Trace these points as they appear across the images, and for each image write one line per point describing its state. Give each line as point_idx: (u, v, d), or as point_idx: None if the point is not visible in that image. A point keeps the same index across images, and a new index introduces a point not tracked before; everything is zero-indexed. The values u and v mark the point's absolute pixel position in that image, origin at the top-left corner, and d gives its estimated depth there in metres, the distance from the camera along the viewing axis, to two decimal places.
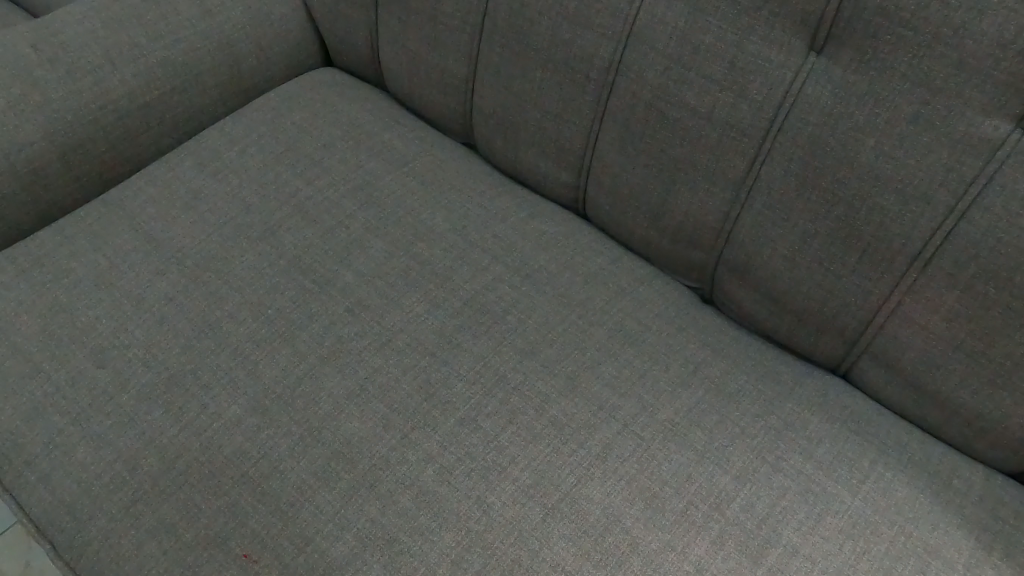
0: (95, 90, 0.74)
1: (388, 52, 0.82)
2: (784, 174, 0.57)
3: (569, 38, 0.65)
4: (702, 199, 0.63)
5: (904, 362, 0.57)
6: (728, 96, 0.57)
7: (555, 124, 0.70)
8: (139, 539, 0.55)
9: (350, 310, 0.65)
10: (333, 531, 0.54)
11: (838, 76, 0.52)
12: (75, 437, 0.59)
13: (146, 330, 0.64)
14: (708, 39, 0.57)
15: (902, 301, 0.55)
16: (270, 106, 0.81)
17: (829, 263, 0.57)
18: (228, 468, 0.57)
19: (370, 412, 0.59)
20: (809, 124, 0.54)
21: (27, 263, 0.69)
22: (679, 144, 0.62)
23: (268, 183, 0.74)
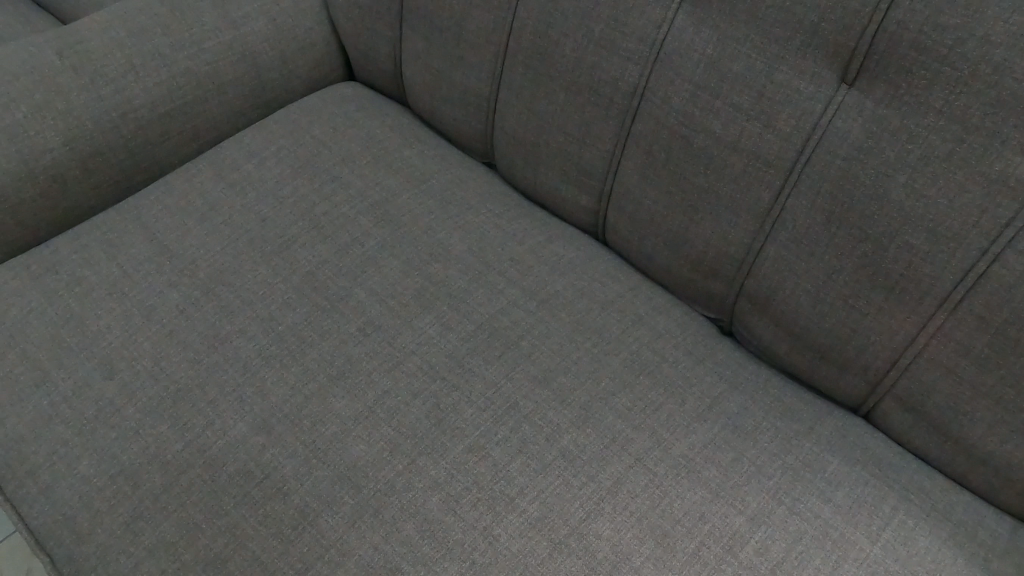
0: (117, 98, 0.74)
1: (411, 68, 0.81)
2: (810, 207, 0.55)
3: (594, 61, 0.64)
4: (725, 229, 0.62)
5: (929, 406, 0.55)
6: (755, 126, 0.56)
7: (577, 147, 0.69)
8: (138, 557, 0.54)
9: (362, 330, 0.64)
10: (335, 558, 0.53)
11: (869, 110, 0.51)
12: (79, 449, 0.58)
13: (156, 342, 0.64)
14: (736, 68, 0.56)
15: (928, 343, 0.53)
16: (290, 119, 0.81)
17: (854, 300, 0.56)
18: (231, 487, 0.56)
19: (378, 435, 0.58)
20: (838, 158, 0.53)
21: (41, 270, 0.68)
22: (702, 172, 0.61)
23: (285, 196, 0.73)
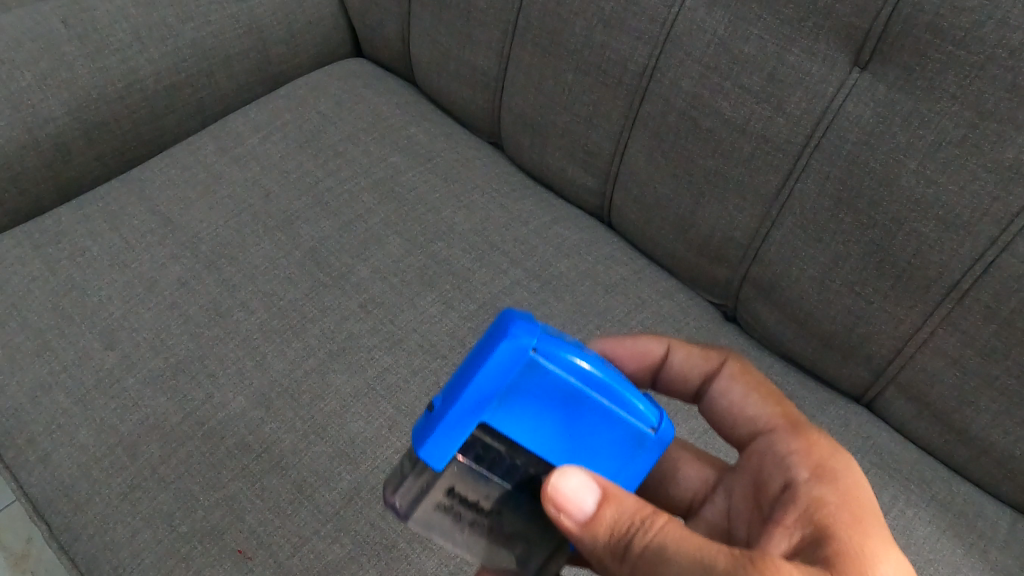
0: (122, 68, 0.73)
1: (419, 44, 0.80)
2: (818, 192, 0.55)
3: (604, 40, 0.63)
4: (731, 213, 0.61)
5: (932, 396, 0.55)
6: (765, 109, 0.55)
7: (584, 128, 0.69)
8: (134, 527, 0.54)
9: (363, 307, 0.64)
10: (331, 533, 0.53)
11: (881, 94, 0.50)
12: (78, 418, 0.58)
13: (156, 314, 0.63)
14: (747, 49, 0.55)
15: (934, 332, 0.53)
16: (296, 94, 0.80)
17: (860, 288, 0.55)
18: (228, 460, 0.56)
19: (377, 412, 0.58)
20: (848, 142, 0.52)
21: (43, 239, 0.68)
22: (711, 155, 0.60)
23: (288, 171, 0.73)
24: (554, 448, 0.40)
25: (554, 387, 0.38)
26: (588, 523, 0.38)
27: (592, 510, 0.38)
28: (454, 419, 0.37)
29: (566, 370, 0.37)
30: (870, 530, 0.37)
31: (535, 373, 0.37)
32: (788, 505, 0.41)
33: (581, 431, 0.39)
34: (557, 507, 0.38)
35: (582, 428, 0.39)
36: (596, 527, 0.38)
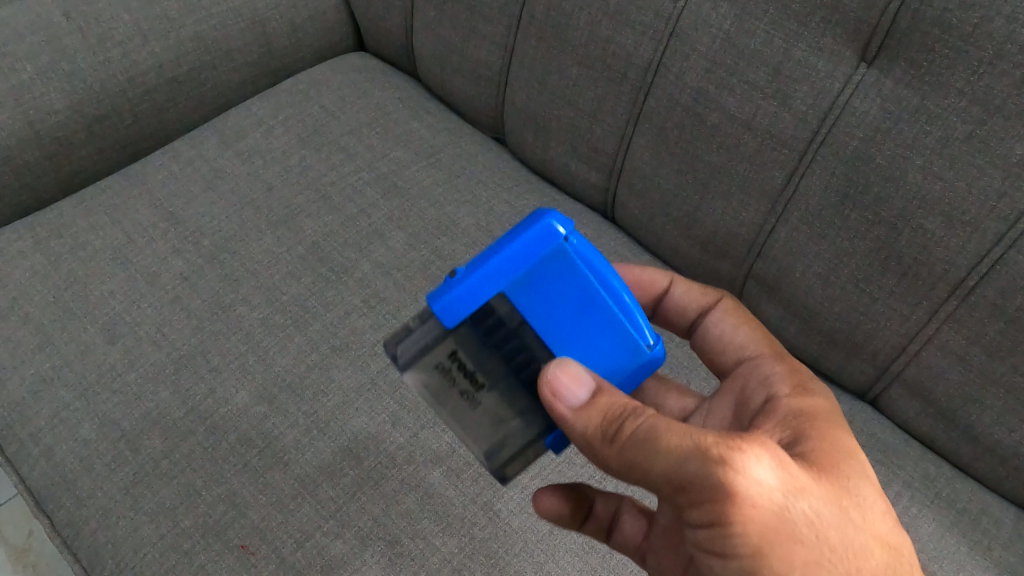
0: (124, 61, 0.72)
1: (422, 38, 0.80)
2: (824, 189, 0.55)
3: (609, 35, 0.63)
4: (736, 210, 0.61)
5: (937, 394, 0.55)
6: (770, 105, 0.55)
7: (588, 123, 0.68)
8: (136, 522, 0.54)
9: (366, 302, 0.64)
10: (334, 528, 0.53)
11: (888, 90, 0.50)
12: (80, 412, 0.58)
13: (158, 308, 0.63)
14: (753, 44, 0.55)
15: (939, 329, 0.53)
16: (299, 88, 0.80)
17: (865, 284, 0.55)
18: (231, 455, 0.56)
19: (380, 408, 0.58)
20: (855, 138, 0.52)
21: (45, 233, 0.68)
22: (716, 151, 0.60)
23: (291, 165, 0.73)
24: (559, 338, 0.41)
25: (573, 276, 0.40)
26: (582, 410, 0.38)
27: (585, 399, 0.38)
28: (476, 286, 0.39)
29: (585, 262, 0.40)
30: (840, 442, 0.41)
31: (560, 256, 0.40)
32: (768, 418, 0.44)
33: (588, 325, 0.41)
34: (555, 387, 0.38)
35: (588, 325, 0.41)
36: (587, 415, 0.38)
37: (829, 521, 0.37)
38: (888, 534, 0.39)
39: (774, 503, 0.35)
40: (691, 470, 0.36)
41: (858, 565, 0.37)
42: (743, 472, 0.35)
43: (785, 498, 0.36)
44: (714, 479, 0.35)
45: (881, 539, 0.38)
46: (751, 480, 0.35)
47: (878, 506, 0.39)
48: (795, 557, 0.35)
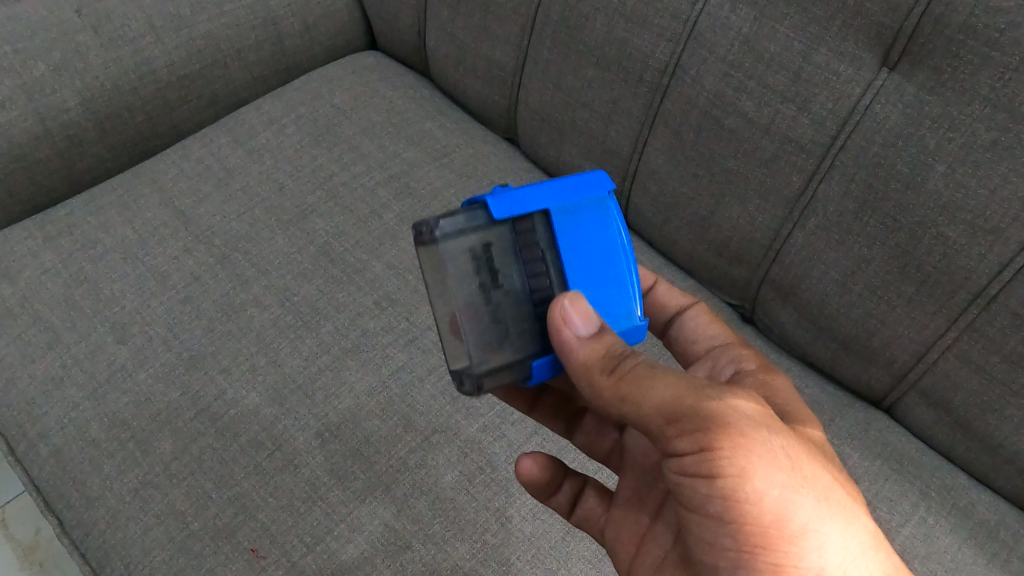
0: (136, 59, 0.72)
1: (435, 38, 0.79)
2: (842, 195, 0.54)
3: (625, 36, 0.62)
4: (752, 214, 0.60)
5: (956, 403, 0.54)
6: (790, 109, 0.54)
7: (603, 125, 0.68)
8: (145, 523, 0.54)
9: (378, 304, 0.63)
10: (345, 532, 0.53)
11: (910, 95, 0.49)
12: (90, 412, 0.58)
13: (169, 308, 0.63)
14: (773, 47, 0.54)
15: (959, 338, 0.52)
16: (311, 87, 0.79)
17: (883, 292, 0.55)
18: (241, 457, 0.56)
19: (392, 411, 0.58)
20: (875, 144, 0.51)
21: (55, 230, 0.67)
22: (733, 155, 0.59)
23: (303, 165, 0.72)
24: (577, 277, 0.42)
25: (605, 228, 0.43)
26: (587, 341, 0.39)
27: (588, 332, 0.39)
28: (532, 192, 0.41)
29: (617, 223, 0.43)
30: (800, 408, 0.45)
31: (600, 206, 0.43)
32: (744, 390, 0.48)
33: (605, 276, 0.43)
34: (573, 310, 0.39)
35: (606, 276, 0.43)
36: (591, 346, 0.39)
37: (805, 457, 0.38)
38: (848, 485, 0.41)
39: (759, 436, 0.37)
40: (682, 401, 0.37)
41: (832, 498, 0.38)
42: (731, 407, 0.37)
43: (768, 431, 0.37)
44: (706, 408, 0.37)
45: (846, 486, 0.40)
46: (739, 413, 0.37)
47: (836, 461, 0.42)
48: (778, 480, 0.36)
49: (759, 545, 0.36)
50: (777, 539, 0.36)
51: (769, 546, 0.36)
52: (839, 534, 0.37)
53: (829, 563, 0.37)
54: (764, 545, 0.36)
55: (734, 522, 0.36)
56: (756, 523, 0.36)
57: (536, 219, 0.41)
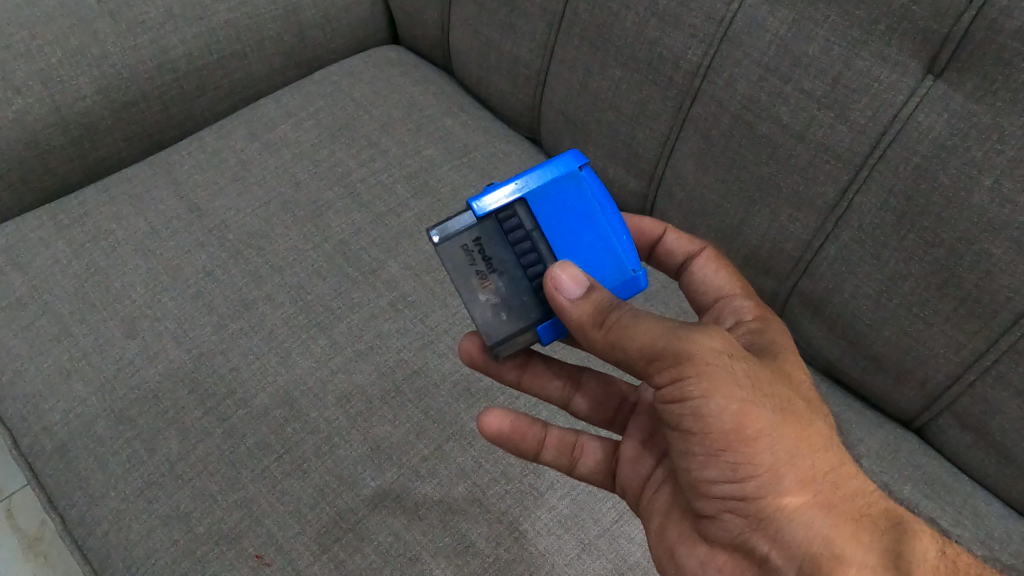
0: (154, 47, 0.70)
1: (459, 33, 0.77)
2: (880, 207, 0.52)
3: (656, 36, 0.60)
4: (783, 224, 0.58)
5: (993, 427, 0.52)
6: (826, 116, 0.52)
7: (629, 127, 0.66)
8: (149, 524, 0.52)
9: (393, 306, 0.62)
10: (353, 542, 0.51)
11: (957, 104, 0.46)
12: (97, 409, 0.57)
13: (179, 303, 0.62)
14: (811, 51, 0.51)
15: (998, 360, 0.49)
16: (330, 80, 0.77)
17: (919, 308, 0.52)
18: (249, 460, 0.54)
19: (404, 417, 0.56)
20: (917, 155, 0.49)
21: (68, 220, 0.66)
22: (765, 161, 0.57)
23: (320, 160, 0.70)
24: (564, 249, 0.44)
25: (582, 200, 0.44)
26: (581, 301, 0.41)
27: (581, 293, 0.41)
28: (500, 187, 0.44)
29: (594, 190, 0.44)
30: (786, 350, 0.45)
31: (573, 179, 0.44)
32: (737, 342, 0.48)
33: (588, 244, 0.44)
34: (561, 275, 0.41)
35: (592, 242, 0.44)
36: (583, 305, 0.41)
37: (764, 376, 0.40)
38: (816, 406, 0.42)
39: (723, 361, 0.39)
40: (656, 336, 0.39)
41: (788, 410, 0.39)
42: (697, 338, 0.39)
43: (731, 359, 0.39)
44: (678, 342, 0.39)
45: (809, 403, 0.42)
46: (704, 344, 0.39)
47: (808, 386, 0.43)
48: (738, 396, 0.38)
49: (721, 448, 0.38)
50: (736, 444, 0.38)
51: (726, 449, 0.38)
52: (791, 440, 0.39)
53: (783, 460, 0.39)
54: (725, 449, 0.38)
55: (700, 433, 0.39)
56: (717, 431, 0.38)
57: (517, 206, 0.44)
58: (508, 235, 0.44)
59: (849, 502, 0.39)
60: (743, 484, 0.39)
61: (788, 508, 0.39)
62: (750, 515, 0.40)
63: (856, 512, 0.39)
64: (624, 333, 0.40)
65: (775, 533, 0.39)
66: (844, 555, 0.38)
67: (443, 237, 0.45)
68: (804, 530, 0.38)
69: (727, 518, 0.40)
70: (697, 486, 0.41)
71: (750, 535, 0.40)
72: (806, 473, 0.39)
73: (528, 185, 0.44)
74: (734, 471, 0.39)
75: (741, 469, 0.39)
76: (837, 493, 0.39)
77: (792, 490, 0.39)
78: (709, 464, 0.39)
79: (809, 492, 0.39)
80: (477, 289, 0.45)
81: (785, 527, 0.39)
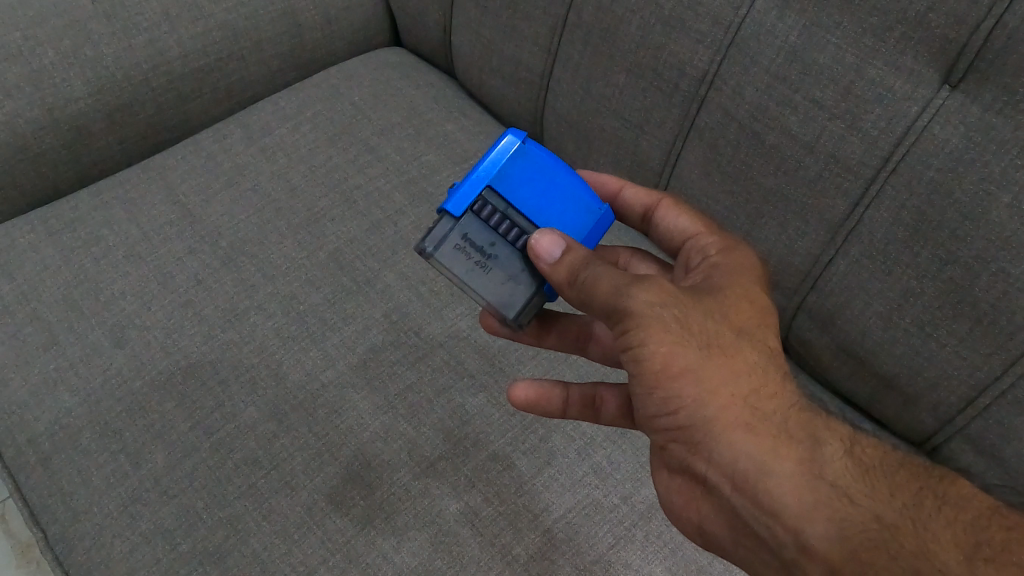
0: (150, 49, 0.69)
1: (461, 36, 0.75)
2: (892, 222, 0.50)
3: (662, 42, 0.58)
4: (790, 236, 0.56)
5: (1007, 453, 0.49)
6: (837, 126, 0.50)
7: (634, 135, 0.64)
8: (132, 542, 0.51)
9: (388, 317, 0.60)
10: (340, 563, 0.50)
11: (975, 116, 0.44)
12: (82, 420, 0.55)
13: (169, 312, 0.60)
14: (822, 59, 0.49)
15: (1014, 384, 0.47)
16: (330, 83, 0.76)
17: (932, 328, 0.50)
18: (236, 476, 0.53)
19: (397, 433, 0.54)
20: (932, 168, 0.46)
21: (58, 225, 0.65)
22: (773, 172, 0.55)
23: (316, 165, 0.69)
24: (541, 217, 0.45)
25: (542, 166, 0.46)
26: (558, 264, 0.42)
27: (559, 255, 0.42)
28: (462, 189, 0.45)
29: (546, 154, 0.46)
30: (727, 280, 0.43)
31: (524, 153, 0.45)
32: (692, 275, 0.47)
33: (561, 199, 0.46)
34: (542, 240, 0.42)
35: (562, 197, 0.46)
36: (559, 269, 0.42)
37: (698, 316, 0.39)
38: (762, 337, 0.41)
39: (653, 308, 0.38)
40: (607, 289, 0.40)
41: (719, 347, 0.39)
42: (632, 288, 0.39)
43: (663, 304, 0.39)
44: (614, 291, 0.39)
45: (733, 329, 0.40)
46: (639, 294, 0.39)
47: (746, 313, 0.41)
48: (665, 340, 0.37)
49: (652, 386, 0.38)
50: (664, 382, 0.38)
51: (656, 385, 0.38)
52: (721, 376, 0.38)
53: (712, 396, 0.38)
54: (658, 386, 0.38)
55: (635, 373, 0.39)
56: (649, 370, 0.38)
57: (484, 194, 0.45)
58: (487, 220, 0.45)
59: (772, 419, 0.38)
60: (677, 416, 0.39)
61: (717, 434, 0.38)
62: (691, 447, 0.39)
63: (778, 429, 0.38)
64: (587, 290, 0.40)
65: (712, 462, 0.39)
66: (769, 470, 0.37)
67: (437, 249, 0.45)
68: (730, 451, 0.38)
69: (672, 447, 0.40)
70: (647, 422, 0.41)
71: (693, 462, 0.40)
72: (739, 405, 0.38)
73: (486, 173, 0.45)
74: (666, 405, 0.38)
75: (672, 401, 0.38)
76: (759, 414, 0.38)
77: (718, 417, 0.38)
78: (646, 398, 0.39)
79: (736, 418, 0.38)
80: (488, 280, 0.45)
81: (717, 452, 0.38)
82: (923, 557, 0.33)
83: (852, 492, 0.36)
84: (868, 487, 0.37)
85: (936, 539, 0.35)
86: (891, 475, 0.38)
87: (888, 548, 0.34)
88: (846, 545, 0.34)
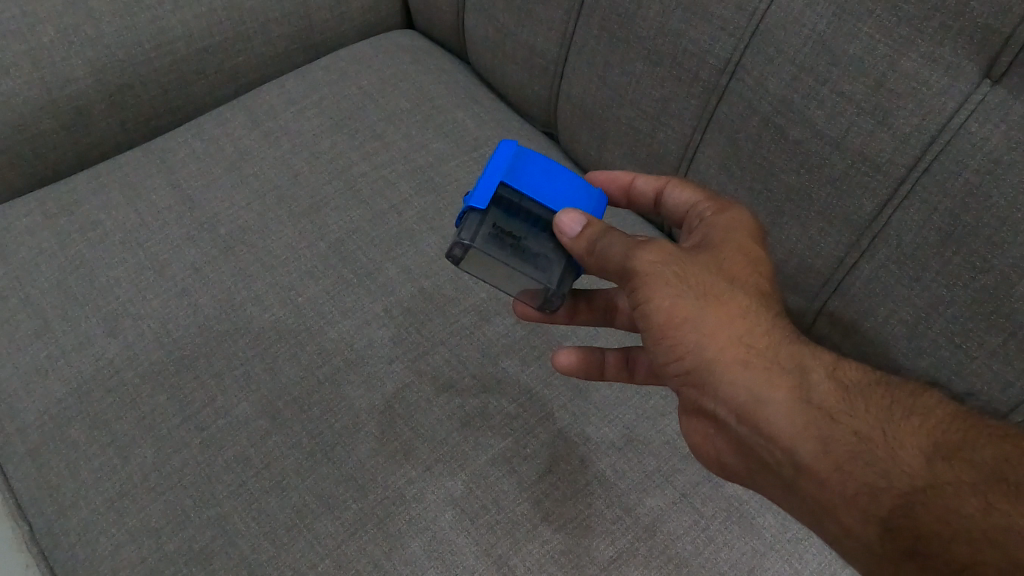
0: (152, 28, 0.67)
1: (474, 19, 0.72)
2: (923, 225, 0.46)
3: (681, 28, 0.55)
4: (813, 237, 0.53)
5: None
6: (867, 122, 0.47)
7: (651, 126, 0.61)
8: (117, 539, 0.49)
9: (389, 312, 0.58)
10: (330, 569, 0.48)
11: (1017, 114, 0.41)
12: (71, 411, 0.54)
13: (165, 301, 0.58)
14: (852, 49, 0.46)
15: None
16: (338, 66, 0.73)
17: (962, 339, 0.47)
18: (226, 473, 0.51)
19: (393, 434, 0.52)
20: (968, 169, 0.43)
21: (56, 208, 0.63)
22: (796, 168, 0.52)
23: (320, 152, 0.66)
24: (560, 201, 0.44)
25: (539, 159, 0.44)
26: (579, 238, 0.42)
27: (579, 229, 0.42)
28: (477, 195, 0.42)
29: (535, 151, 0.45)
30: (724, 234, 0.45)
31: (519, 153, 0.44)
32: (691, 236, 0.47)
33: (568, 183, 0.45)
34: (568, 216, 0.42)
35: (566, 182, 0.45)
36: (579, 242, 0.42)
37: (695, 270, 0.41)
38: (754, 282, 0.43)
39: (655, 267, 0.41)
40: (618, 257, 0.41)
41: (715, 294, 0.41)
42: (639, 251, 0.41)
43: (663, 262, 0.41)
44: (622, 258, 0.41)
45: (727, 278, 0.42)
46: (643, 256, 0.41)
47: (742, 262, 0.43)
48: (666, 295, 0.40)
49: (659, 337, 0.41)
50: (668, 332, 0.41)
51: (663, 335, 0.41)
52: (717, 320, 0.40)
53: (712, 341, 0.40)
54: (665, 336, 0.41)
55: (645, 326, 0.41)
56: (658, 321, 0.41)
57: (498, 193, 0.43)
58: (508, 211, 0.44)
59: (766, 354, 0.40)
60: (684, 360, 0.41)
61: (720, 372, 0.40)
62: (700, 390, 0.42)
63: (769, 361, 0.40)
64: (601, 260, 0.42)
65: (719, 402, 0.41)
66: (765, 400, 0.39)
67: (475, 240, 0.43)
68: (731, 387, 0.40)
69: (683, 391, 0.43)
70: (662, 372, 0.43)
71: (703, 402, 0.42)
72: (736, 347, 0.40)
73: (490, 175, 0.43)
74: (673, 351, 0.41)
75: (678, 348, 0.41)
76: (754, 351, 0.40)
77: (718, 358, 0.40)
78: (655, 347, 0.42)
79: (734, 356, 0.40)
80: (528, 263, 0.44)
81: (721, 390, 0.41)
82: (888, 460, 0.37)
83: (835, 412, 0.38)
84: (851, 407, 0.39)
85: (903, 445, 0.37)
86: (872, 393, 0.40)
87: (863, 458, 0.37)
88: (831, 460, 0.37)
